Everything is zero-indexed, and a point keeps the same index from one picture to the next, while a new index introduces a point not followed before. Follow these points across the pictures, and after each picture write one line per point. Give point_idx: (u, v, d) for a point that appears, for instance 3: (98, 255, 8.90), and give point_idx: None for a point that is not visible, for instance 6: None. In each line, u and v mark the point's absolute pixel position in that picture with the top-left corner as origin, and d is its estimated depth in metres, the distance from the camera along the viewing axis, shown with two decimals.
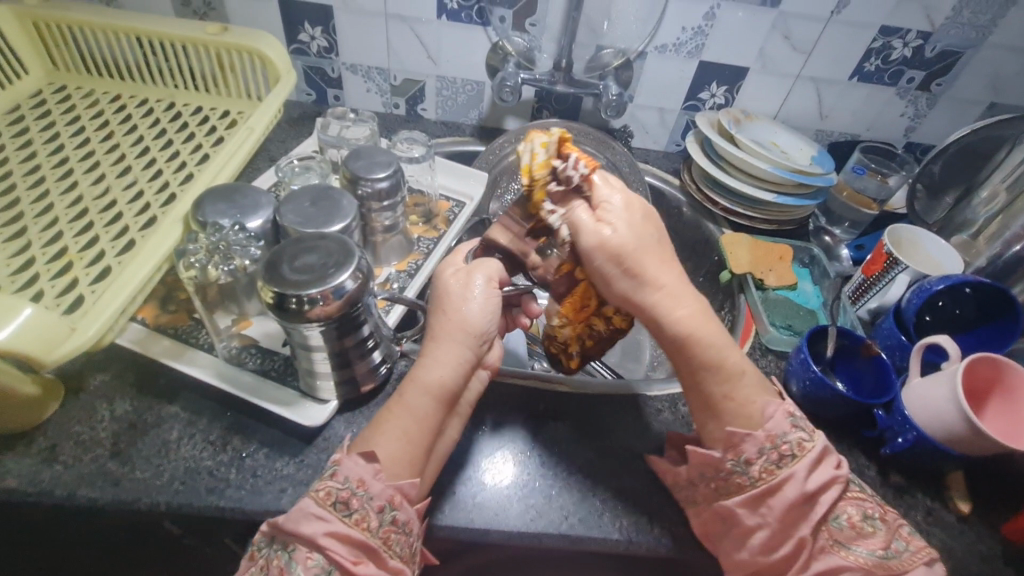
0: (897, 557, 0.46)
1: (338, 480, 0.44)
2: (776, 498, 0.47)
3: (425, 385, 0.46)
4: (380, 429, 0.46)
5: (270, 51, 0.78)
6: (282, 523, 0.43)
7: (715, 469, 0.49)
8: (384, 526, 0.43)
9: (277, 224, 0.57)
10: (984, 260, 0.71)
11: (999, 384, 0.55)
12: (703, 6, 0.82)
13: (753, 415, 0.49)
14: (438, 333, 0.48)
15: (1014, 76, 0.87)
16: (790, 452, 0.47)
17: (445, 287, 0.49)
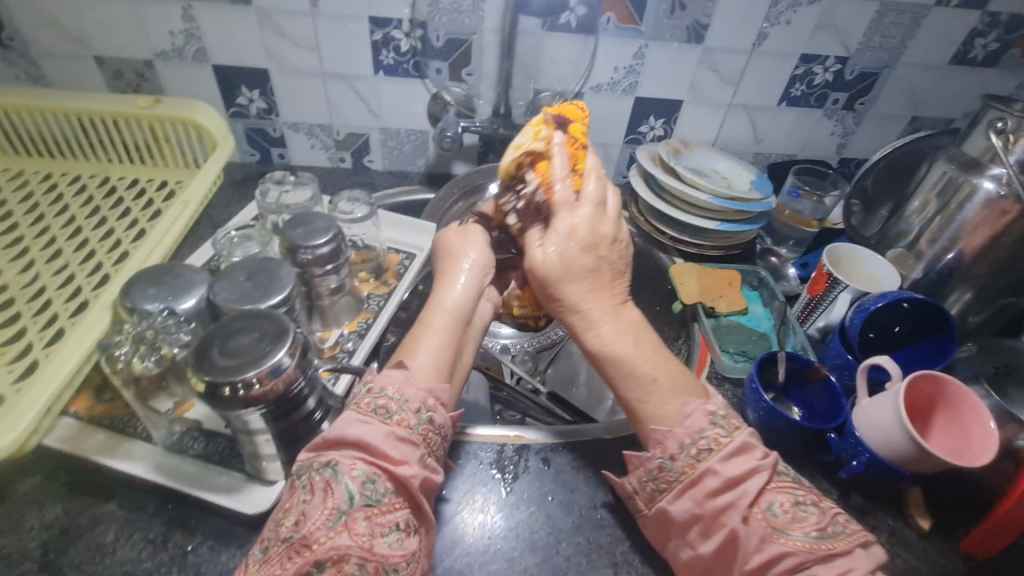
0: (832, 538, 0.43)
1: (376, 393, 0.50)
2: (702, 493, 0.47)
3: (445, 308, 0.58)
4: (414, 346, 0.55)
5: (204, 120, 0.78)
6: (325, 440, 0.47)
7: (648, 470, 0.51)
8: (422, 424, 0.50)
9: (212, 304, 0.55)
10: (920, 272, 0.73)
11: (943, 401, 0.56)
12: (632, 47, 0.85)
13: (666, 417, 0.51)
14: (447, 272, 0.61)
15: (929, 91, 0.91)
16: (707, 446, 0.48)
17: (449, 241, 0.65)
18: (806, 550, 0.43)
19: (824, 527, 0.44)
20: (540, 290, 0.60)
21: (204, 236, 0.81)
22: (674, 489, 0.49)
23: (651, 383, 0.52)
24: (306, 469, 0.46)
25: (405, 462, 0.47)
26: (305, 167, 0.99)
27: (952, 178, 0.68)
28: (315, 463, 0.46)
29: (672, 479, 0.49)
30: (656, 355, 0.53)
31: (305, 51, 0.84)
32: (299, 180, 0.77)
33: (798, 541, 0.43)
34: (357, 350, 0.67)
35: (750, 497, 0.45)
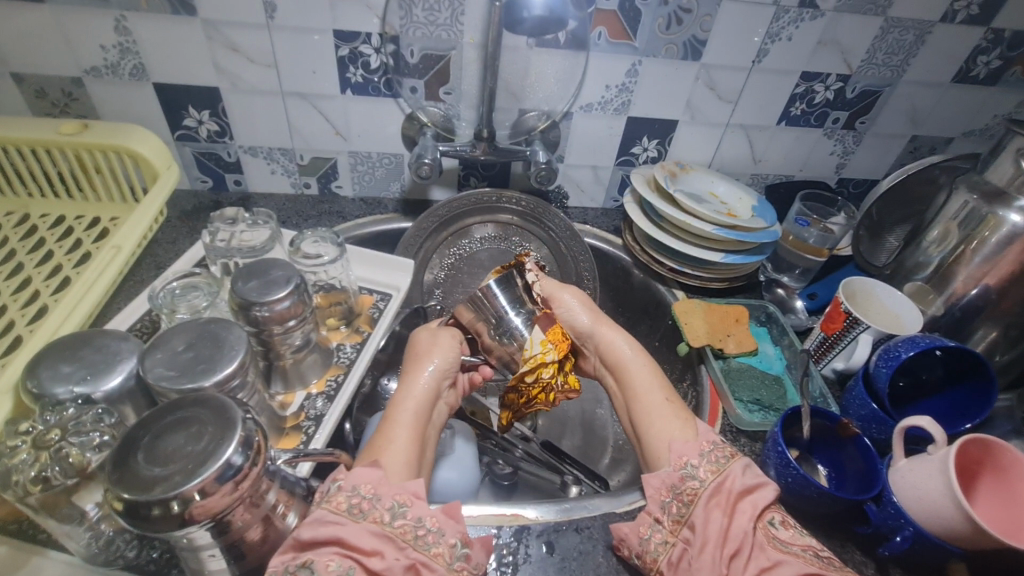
0: (828, 564, 0.44)
1: (348, 490, 0.44)
2: (724, 501, 0.46)
3: (410, 406, 0.53)
4: (387, 440, 0.50)
5: (142, 148, 0.68)
6: (299, 540, 0.41)
7: (669, 487, 0.48)
8: (399, 519, 0.44)
9: (144, 382, 0.46)
10: (940, 307, 0.68)
11: (993, 472, 0.50)
12: (625, 64, 0.78)
13: (684, 429, 0.52)
14: (411, 371, 0.57)
15: (931, 109, 0.87)
16: (724, 455, 0.49)
17: (416, 339, 0.60)
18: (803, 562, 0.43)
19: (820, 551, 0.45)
20: (550, 352, 0.58)
21: (145, 280, 0.70)
22: (699, 500, 0.46)
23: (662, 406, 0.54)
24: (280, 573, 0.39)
25: (380, 554, 0.42)
26: (264, 194, 0.88)
27: (975, 209, 0.63)
28: (290, 564, 0.40)
29: (696, 489, 0.47)
30: (658, 376, 0.57)
31: (260, 68, 0.74)
32: (255, 216, 0.67)
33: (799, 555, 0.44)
34: (323, 418, 0.57)
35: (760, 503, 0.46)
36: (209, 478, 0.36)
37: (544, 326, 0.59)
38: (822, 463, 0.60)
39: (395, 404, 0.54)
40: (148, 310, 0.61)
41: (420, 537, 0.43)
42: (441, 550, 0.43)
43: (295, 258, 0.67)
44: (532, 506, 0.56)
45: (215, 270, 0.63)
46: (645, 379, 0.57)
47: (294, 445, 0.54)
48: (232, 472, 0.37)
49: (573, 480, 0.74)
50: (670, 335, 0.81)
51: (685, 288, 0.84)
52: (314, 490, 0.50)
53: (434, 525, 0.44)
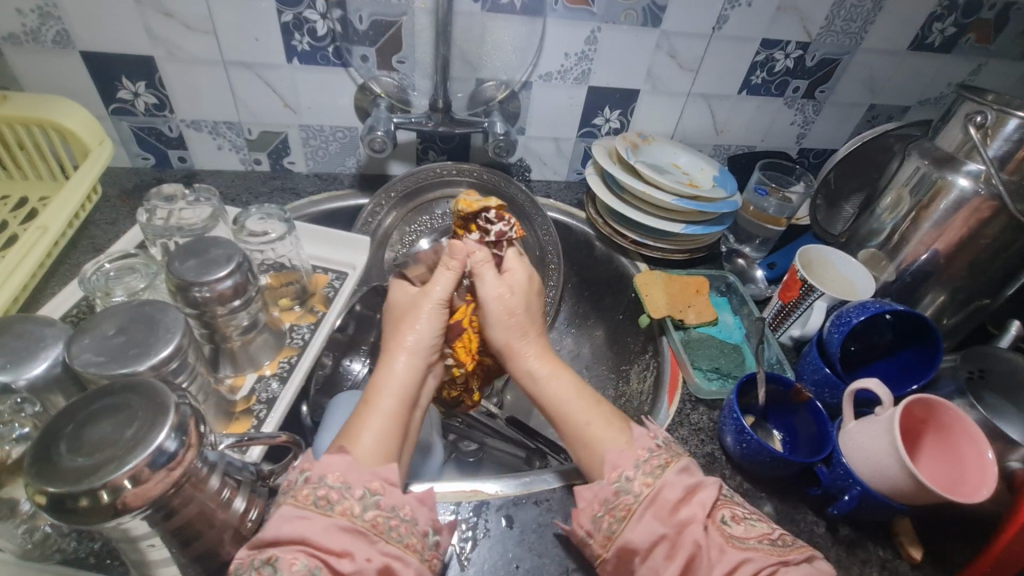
0: (783, 549, 0.44)
1: (315, 482, 0.44)
2: (662, 513, 0.45)
3: (393, 386, 0.53)
4: (366, 422, 0.49)
5: (70, 122, 0.64)
6: (263, 537, 0.41)
7: (602, 501, 0.47)
8: (370, 511, 0.43)
9: (71, 369, 0.43)
10: (892, 274, 0.70)
11: (940, 430, 0.51)
12: (584, 30, 0.76)
13: (616, 440, 0.50)
14: (391, 343, 0.57)
15: (888, 78, 0.88)
16: (659, 463, 0.48)
17: (397, 301, 0.61)
18: (761, 556, 0.42)
19: (774, 538, 0.44)
20: (450, 357, 0.62)
21: (81, 263, 0.66)
22: (634, 515, 0.45)
23: (595, 412, 0.53)
24: (244, 568, 0.39)
25: (350, 554, 0.41)
26: (211, 171, 0.84)
27: (926, 174, 0.64)
28: (254, 559, 0.39)
29: (630, 504, 0.46)
30: (575, 384, 0.56)
31: (199, 35, 0.70)
32: (196, 193, 0.64)
33: (756, 549, 0.43)
34: (275, 400, 0.55)
35: (708, 505, 0.45)
36: (141, 465, 0.34)
37: (452, 329, 0.61)
38: (777, 429, 0.61)
39: (371, 397, 0.52)
40: (83, 294, 0.58)
41: (392, 528, 0.43)
42: (414, 540, 0.44)
43: (241, 236, 0.64)
44: (493, 481, 0.55)
45: (154, 250, 0.60)
46: (563, 390, 0.55)
47: (245, 429, 0.53)
48: (166, 458, 0.36)
49: (538, 454, 0.74)
50: (633, 307, 0.81)
51: (647, 261, 0.83)
52: (265, 474, 0.48)
53: (406, 514, 0.45)
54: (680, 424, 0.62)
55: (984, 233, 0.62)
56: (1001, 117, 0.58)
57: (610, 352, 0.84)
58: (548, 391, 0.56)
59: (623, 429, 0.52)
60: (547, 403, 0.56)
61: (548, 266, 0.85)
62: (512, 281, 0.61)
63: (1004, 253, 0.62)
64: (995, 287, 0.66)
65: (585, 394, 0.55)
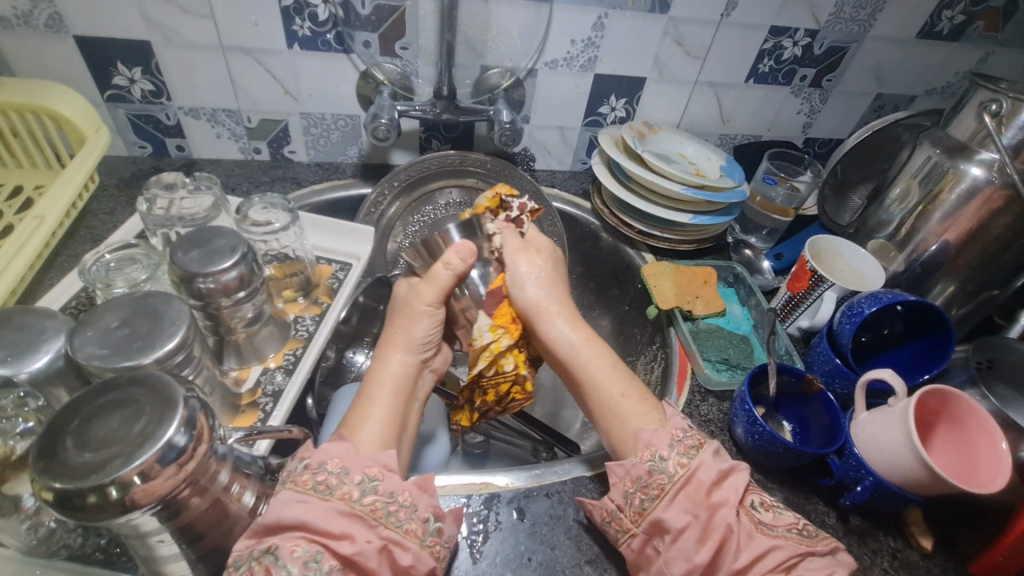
0: (811, 540, 0.44)
1: (315, 468, 0.43)
2: (694, 496, 0.44)
3: (386, 380, 0.53)
4: (364, 413, 0.49)
5: (66, 108, 0.62)
6: (263, 523, 0.40)
7: (634, 479, 0.47)
8: (368, 496, 0.42)
9: (75, 362, 0.42)
10: (901, 264, 0.69)
11: (955, 421, 0.51)
12: (590, 16, 0.74)
13: (650, 417, 0.50)
14: (388, 338, 0.56)
15: (896, 66, 0.87)
16: (695, 444, 0.47)
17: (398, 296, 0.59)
18: (792, 543, 0.43)
19: (801, 528, 0.44)
20: (504, 338, 0.57)
21: (80, 253, 0.65)
22: (667, 495, 0.45)
23: (625, 389, 0.52)
24: (244, 560, 0.38)
25: (349, 537, 0.40)
26: (210, 160, 0.82)
27: (938, 164, 0.63)
28: (253, 550, 0.39)
29: (664, 483, 0.45)
30: (612, 363, 0.54)
31: (196, 19, 0.68)
32: (197, 181, 0.63)
33: (786, 536, 0.43)
34: (281, 392, 0.54)
35: (738, 490, 0.45)
36: (150, 460, 0.33)
37: (491, 307, 0.57)
38: (788, 419, 0.61)
39: (366, 392, 0.52)
40: (83, 286, 0.56)
41: (391, 514, 0.42)
42: (414, 525, 0.43)
43: (243, 226, 0.63)
44: (503, 474, 0.55)
45: (155, 241, 0.58)
46: (597, 362, 0.53)
47: (251, 423, 0.52)
48: (175, 454, 0.35)
49: (545, 446, 0.73)
50: (639, 299, 0.80)
51: (654, 251, 0.83)
52: (273, 468, 0.48)
53: (406, 500, 0.43)
54: (690, 415, 0.61)
55: (996, 222, 0.61)
56: (1016, 105, 0.57)
57: (616, 344, 0.84)
58: (582, 360, 0.54)
59: (656, 409, 0.51)
60: (580, 373, 0.54)
61: None
62: (536, 246, 0.60)
63: (1015, 243, 0.62)
64: (1005, 278, 0.66)
65: (620, 375, 0.53)
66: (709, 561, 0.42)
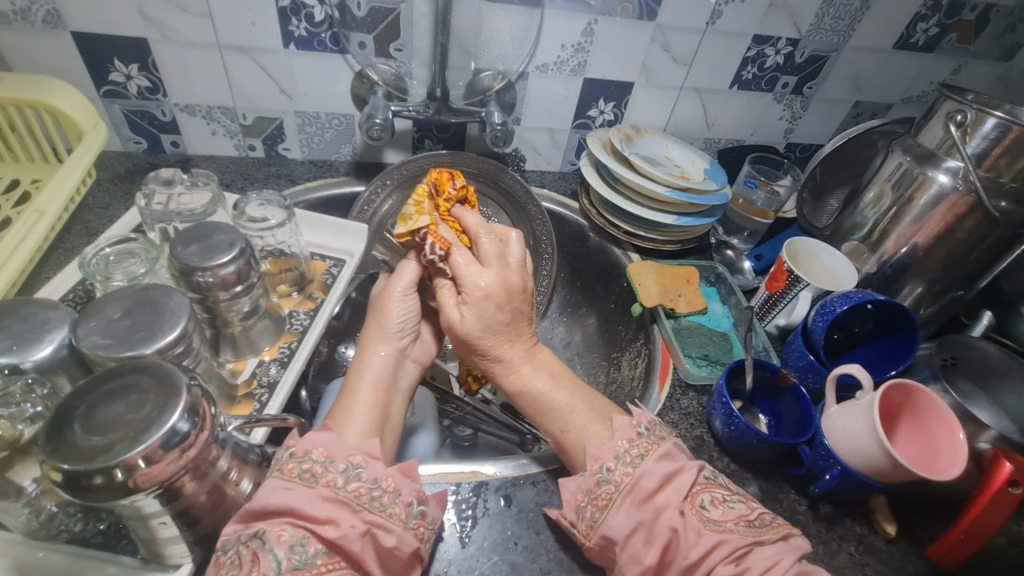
0: (759, 529, 0.45)
1: (300, 457, 0.44)
2: (639, 502, 0.47)
3: (372, 374, 0.55)
4: (350, 403, 0.52)
5: (62, 103, 0.63)
6: (251, 510, 0.41)
7: (584, 491, 0.49)
8: (352, 482, 0.44)
9: (78, 352, 0.43)
10: (874, 266, 0.73)
11: (916, 412, 0.54)
12: (581, 22, 0.77)
13: (599, 434, 0.52)
14: (368, 334, 0.59)
15: (873, 75, 0.90)
16: (638, 453, 0.49)
17: (388, 287, 0.60)
18: (737, 537, 0.44)
19: (750, 519, 0.46)
20: None
21: (75, 247, 0.66)
22: (614, 504, 0.47)
23: (576, 415, 0.54)
24: (232, 544, 0.40)
25: (334, 522, 0.41)
26: (205, 156, 0.83)
27: (908, 170, 0.67)
28: (242, 534, 0.40)
29: (611, 492, 0.47)
30: (569, 385, 0.57)
31: (194, 18, 0.69)
32: (194, 178, 0.64)
33: (732, 532, 0.44)
34: (276, 384, 0.56)
35: (686, 490, 0.47)
36: (154, 445, 0.35)
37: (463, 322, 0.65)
38: (763, 413, 0.64)
39: (352, 382, 0.54)
40: (81, 278, 0.57)
41: (375, 498, 0.44)
42: (397, 509, 0.44)
43: (240, 222, 0.64)
44: (491, 463, 0.57)
45: (153, 235, 0.60)
46: (550, 392, 0.56)
47: (247, 412, 0.53)
48: (178, 439, 0.36)
49: (531, 439, 0.75)
50: (624, 297, 0.83)
51: (639, 251, 0.85)
52: (269, 456, 0.49)
53: (389, 484, 0.45)
54: (670, 409, 0.64)
55: (960, 227, 0.65)
56: (979, 116, 0.60)
57: (602, 341, 0.86)
58: (533, 392, 0.57)
59: (604, 425, 0.53)
60: (530, 402, 0.57)
61: (542, 256, 0.87)
62: (490, 256, 0.57)
63: (979, 246, 0.65)
64: (968, 279, 0.69)
65: (571, 394, 0.56)
66: (657, 563, 0.44)
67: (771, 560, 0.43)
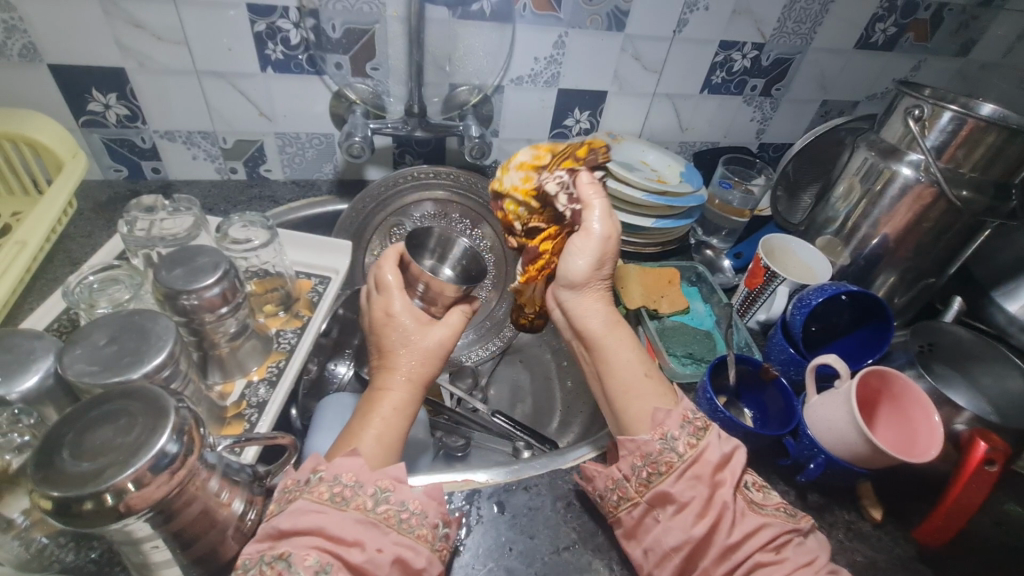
0: (795, 517, 0.48)
1: (330, 480, 0.45)
2: (702, 473, 0.47)
3: (393, 399, 0.55)
4: (364, 425, 0.52)
5: (40, 135, 0.63)
6: (278, 528, 0.42)
7: (644, 454, 0.49)
8: (382, 504, 0.45)
9: (64, 380, 0.43)
10: (847, 259, 0.75)
11: (895, 397, 0.56)
12: (552, 35, 0.79)
13: (666, 399, 0.53)
14: (392, 363, 0.57)
15: (838, 75, 0.93)
16: (702, 426, 0.50)
17: (399, 322, 0.58)
18: (780, 521, 0.46)
19: (787, 507, 0.48)
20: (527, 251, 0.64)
21: (58, 277, 0.66)
22: (674, 472, 0.47)
23: (638, 377, 0.55)
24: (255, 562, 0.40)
25: (361, 545, 0.42)
26: (186, 182, 0.84)
27: (874, 164, 0.69)
28: (265, 554, 0.41)
29: (672, 461, 0.48)
30: (636, 355, 0.57)
31: (170, 46, 0.70)
32: (176, 204, 0.65)
33: (773, 514, 0.47)
34: (266, 403, 0.56)
35: (738, 471, 0.48)
36: (144, 467, 0.35)
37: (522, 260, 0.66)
38: (749, 407, 0.65)
39: (370, 406, 0.54)
40: (65, 308, 0.58)
41: (404, 520, 0.45)
42: (425, 531, 0.45)
43: (223, 244, 0.65)
44: (483, 470, 0.58)
45: (137, 261, 0.60)
46: (618, 347, 0.57)
47: (238, 432, 0.54)
48: (168, 460, 0.37)
49: (524, 444, 0.76)
50: None
51: (622, 254, 0.87)
52: (261, 474, 0.50)
53: (417, 507, 0.46)
54: None
55: (926, 218, 0.67)
56: (936, 110, 0.63)
57: None
58: (601, 346, 0.57)
59: (670, 394, 0.54)
60: (611, 379, 0.56)
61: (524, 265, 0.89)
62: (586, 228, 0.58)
63: (946, 234, 0.68)
64: (938, 267, 0.72)
65: (643, 364, 0.56)
66: (704, 535, 0.45)
67: (807, 557, 0.45)
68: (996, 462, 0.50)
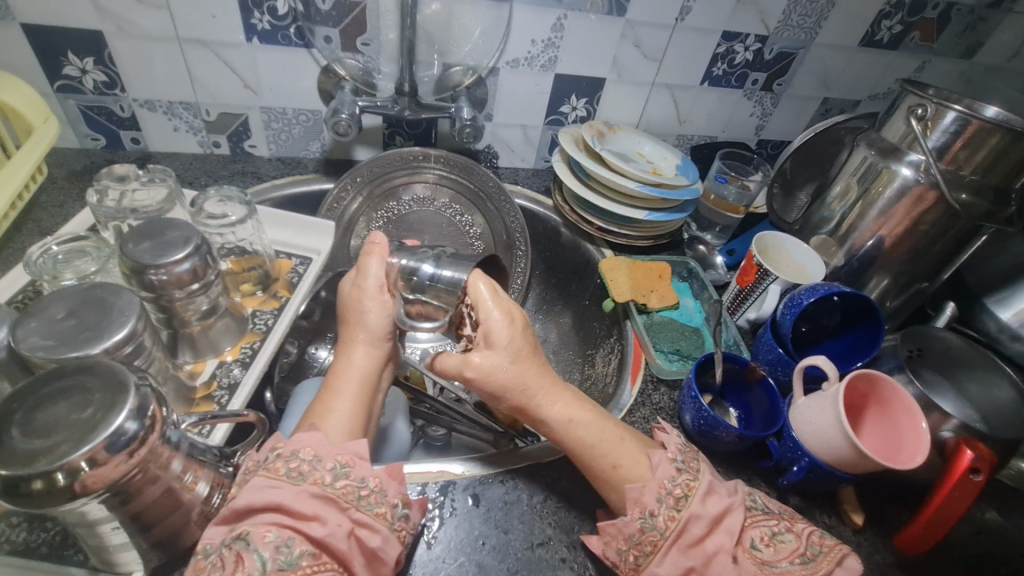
0: (812, 563, 0.44)
1: (287, 456, 0.44)
2: (689, 548, 0.44)
3: (353, 374, 0.54)
4: (325, 409, 0.50)
5: (10, 98, 0.61)
6: (233, 509, 0.40)
7: (626, 536, 0.46)
8: (340, 479, 0.44)
9: (18, 353, 0.41)
10: (841, 260, 0.74)
11: (884, 402, 0.55)
12: (549, 17, 0.76)
13: (640, 472, 0.49)
14: (347, 338, 0.56)
15: (841, 72, 0.91)
16: (682, 494, 0.47)
17: (350, 297, 0.56)
18: None
19: (803, 553, 0.44)
20: None
21: (26, 248, 0.64)
22: (660, 551, 0.44)
23: (619, 452, 0.50)
24: (216, 548, 0.39)
25: (320, 519, 0.41)
26: (167, 154, 0.81)
27: (873, 164, 0.67)
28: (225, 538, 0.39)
29: (656, 539, 0.45)
30: (603, 430, 0.52)
31: (151, 10, 0.67)
32: (150, 174, 0.62)
33: (787, 571, 0.43)
34: (237, 385, 0.54)
35: (735, 529, 0.45)
36: (100, 446, 0.33)
37: None
38: (734, 406, 0.64)
39: (332, 386, 0.53)
40: (29, 279, 0.55)
41: (362, 497, 0.43)
42: (384, 509, 0.44)
43: (198, 219, 0.62)
44: (459, 461, 0.56)
45: (107, 234, 0.58)
46: (587, 426, 0.51)
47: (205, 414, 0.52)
48: (126, 440, 0.35)
49: None
50: (597, 293, 0.83)
51: (613, 247, 0.85)
52: (228, 454, 0.48)
53: (376, 484, 0.44)
54: (642, 404, 0.64)
55: (924, 221, 0.66)
56: (940, 109, 0.61)
57: (577, 336, 0.87)
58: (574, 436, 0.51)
59: (642, 460, 0.50)
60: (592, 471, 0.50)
61: (516, 252, 0.87)
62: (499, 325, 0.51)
63: (942, 239, 0.66)
64: (932, 272, 0.71)
65: (613, 438, 0.51)
66: None
67: None
68: (982, 471, 0.49)
